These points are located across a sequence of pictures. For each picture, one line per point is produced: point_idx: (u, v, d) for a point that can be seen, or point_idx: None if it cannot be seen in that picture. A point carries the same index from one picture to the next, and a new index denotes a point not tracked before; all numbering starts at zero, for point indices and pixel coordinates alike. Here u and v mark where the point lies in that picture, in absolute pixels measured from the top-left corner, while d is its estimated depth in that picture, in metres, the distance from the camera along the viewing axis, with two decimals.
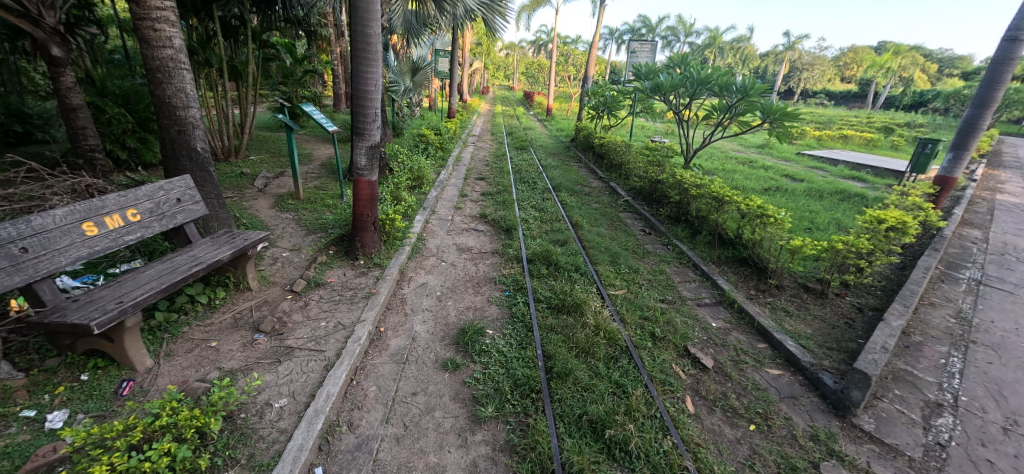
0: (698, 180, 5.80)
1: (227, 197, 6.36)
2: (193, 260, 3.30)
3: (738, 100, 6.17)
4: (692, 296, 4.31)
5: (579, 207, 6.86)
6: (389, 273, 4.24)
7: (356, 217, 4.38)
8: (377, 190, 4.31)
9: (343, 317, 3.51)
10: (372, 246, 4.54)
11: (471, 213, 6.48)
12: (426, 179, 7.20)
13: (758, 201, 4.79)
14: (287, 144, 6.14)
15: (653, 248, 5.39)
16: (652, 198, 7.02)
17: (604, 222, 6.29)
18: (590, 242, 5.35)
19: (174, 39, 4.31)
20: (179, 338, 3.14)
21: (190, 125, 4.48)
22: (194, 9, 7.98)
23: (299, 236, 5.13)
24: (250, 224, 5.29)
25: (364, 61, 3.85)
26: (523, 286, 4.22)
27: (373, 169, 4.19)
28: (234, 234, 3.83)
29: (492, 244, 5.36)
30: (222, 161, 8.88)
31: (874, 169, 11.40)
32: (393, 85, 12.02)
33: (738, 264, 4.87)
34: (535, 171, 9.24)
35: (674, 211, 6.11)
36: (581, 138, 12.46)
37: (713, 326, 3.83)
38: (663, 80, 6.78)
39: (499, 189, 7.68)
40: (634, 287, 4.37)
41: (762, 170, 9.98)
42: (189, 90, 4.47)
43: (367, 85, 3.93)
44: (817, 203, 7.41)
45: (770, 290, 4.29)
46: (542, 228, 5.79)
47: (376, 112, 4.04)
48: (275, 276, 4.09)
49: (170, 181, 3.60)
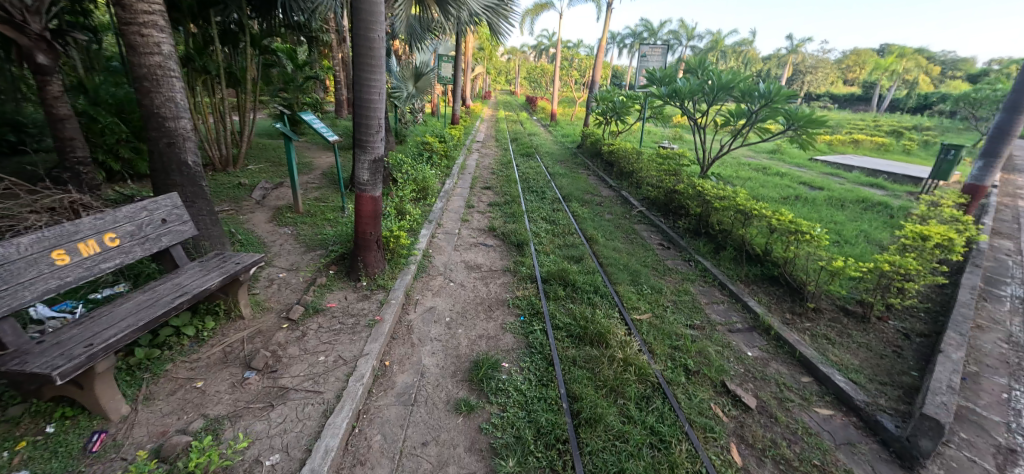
0: (720, 192, 5.47)
1: (223, 211, 6.06)
2: (177, 289, 2.98)
3: (761, 106, 5.84)
4: (722, 321, 3.97)
5: (592, 219, 6.54)
6: (393, 297, 3.91)
7: (357, 235, 4.05)
8: (380, 206, 4.00)
9: (343, 350, 3.18)
10: (376, 265, 4.21)
11: (478, 226, 6.16)
12: (430, 190, 6.89)
13: (790, 216, 4.45)
14: (285, 155, 5.82)
15: (674, 265, 5.05)
16: (668, 209, 6.70)
17: (619, 235, 5.96)
18: (607, 259, 5.02)
19: (163, 45, 4.02)
20: (161, 379, 2.83)
21: (180, 136, 4.18)
22: (191, 14, 7.69)
23: (297, 254, 4.81)
24: (245, 241, 4.98)
25: (367, 67, 3.53)
26: (540, 311, 3.89)
27: (376, 184, 3.87)
28: (225, 257, 3.52)
29: (503, 260, 5.04)
30: (220, 171, 8.61)
31: (890, 175, 11.05)
32: (393, 92, 11.93)
33: (768, 284, 4.53)
34: (543, 179, 8.92)
35: (695, 224, 5.79)
36: (588, 144, 12.16)
37: (749, 356, 3.49)
38: (680, 86, 6.47)
39: (507, 199, 7.37)
40: (659, 310, 4.04)
41: (778, 177, 9.64)
42: (179, 100, 4.17)
43: (370, 92, 3.60)
44: (841, 212, 7.06)
45: (807, 314, 3.95)
46: (555, 243, 5.47)
47: (379, 122, 3.72)
48: (270, 301, 3.77)
49: (154, 200, 3.29)
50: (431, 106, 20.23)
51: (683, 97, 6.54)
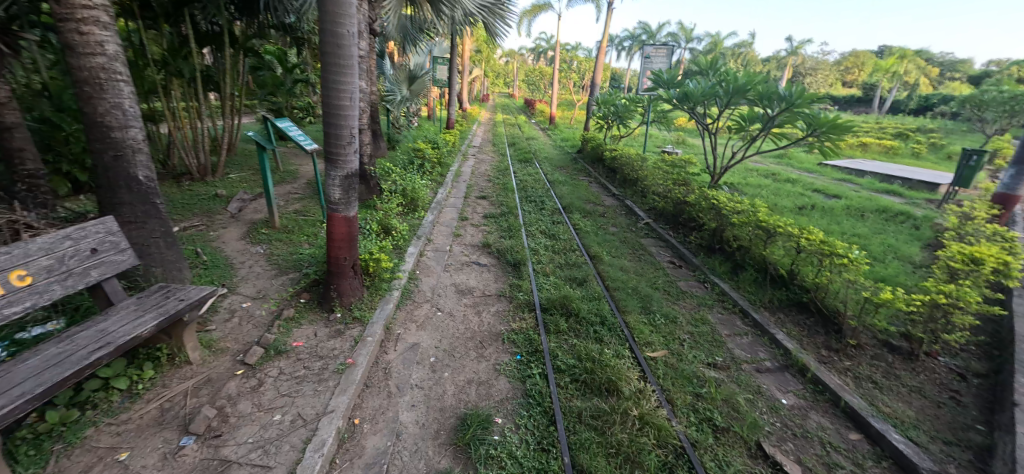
0: (738, 206, 4.97)
1: (192, 226, 5.54)
2: (100, 338, 2.46)
3: (781, 110, 5.31)
4: (749, 358, 3.46)
5: (595, 233, 6.02)
6: (370, 334, 3.38)
7: (330, 261, 3.54)
8: (355, 228, 3.48)
9: (304, 407, 2.66)
10: (352, 294, 3.70)
11: (472, 242, 5.65)
12: (420, 202, 6.37)
13: (821, 236, 3.96)
14: (259, 167, 5.28)
15: (688, 288, 4.54)
16: (677, 221, 6.21)
17: (626, 252, 5.44)
18: (615, 281, 4.51)
19: (107, 44, 3.50)
20: (76, 450, 2.31)
21: (130, 148, 3.66)
22: (165, 14, 7.19)
23: (266, 278, 4.29)
24: (210, 264, 4.46)
25: (335, 68, 3.00)
26: (539, 348, 3.38)
27: (350, 202, 3.36)
28: (170, 291, 3.00)
29: (497, 283, 4.52)
30: (198, 180, 8.10)
31: (904, 181, 10.57)
32: (388, 95, 11.52)
33: (797, 311, 4.03)
34: (543, 188, 8.41)
35: (708, 239, 5.29)
36: (589, 150, 11.66)
37: (785, 405, 2.97)
38: (692, 88, 5.94)
39: (503, 210, 6.85)
40: (675, 346, 3.52)
41: (789, 184, 9.16)
42: (128, 106, 3.66)
43: (340, 98, 3.07)
44: (862, 224, 6.56)
45: (847, 351, 3.46)
46: (555, 262, 4.95)
47: (352, 132, 3.20)
48: (226, 341, 3.25)
49: (81, 227, 2.78)
50: (428, 110, 19.69)
51: (695, 101, 6.00)
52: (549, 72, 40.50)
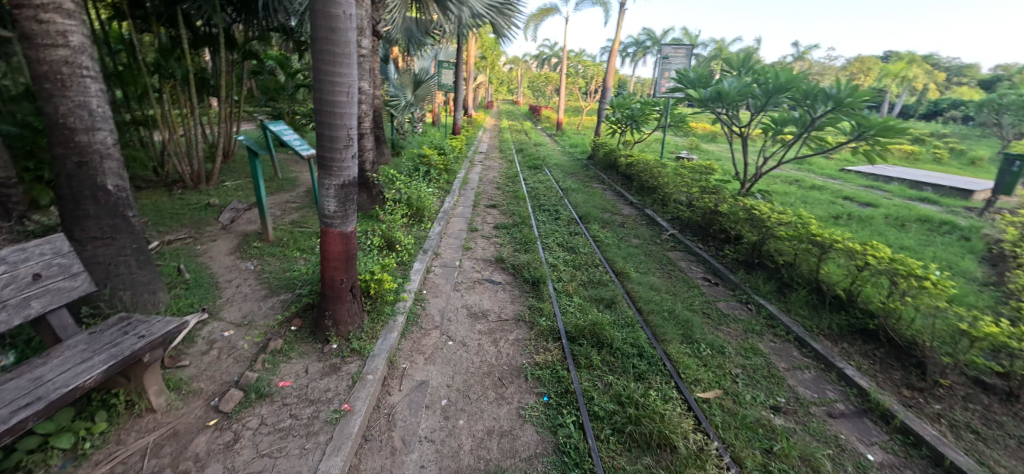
0: (784, 217, 4.45)
1: (178, 239, 5.07)
2: (29, 392, 1.94)
3: (825, 111, 4.79)
4: (817, 400, 2.93)
5: (618, 246, 5.50)
6: (370, 371, 2.87)
7: (324, 283, 3.04)
8: (353, 245, 2.99)
9: (286, 472, 2.15)
10: (350, 322, 3.19)
11: (483, 256, 5.14)
12: (426, 211, 5.89)
13: (890, 253, 3.44)
14: (250, 174, 4.79)
15: (731, 311, 4.01)
16: (707, 232, 5.69)
17: (654, 269, 4.92)
18: (648, 303, 3.99)
19: (71, 35, 3.02)
20: None
21: (97, 154, 3.18)
22: (156, 13, 6.79)
23: (253, 301, 3.79)
24: (192, 284, 3.98)
25: (329, 57, 2.51)
26: (570, 387, 2.86)
27: (347, 216, 2.86)
28: (130, 324, 2.50)
29: (515, 305, 4.01)
30: (190, 188, 7.63)
31: (935, 187, 10.00)
32: (392, 100, 11.15)
33: (861, 340, 3.50)
34: (556, 196, 7.91)
35: (747, 254, 4.76)
36: (601, 156, 11.18)
37: (874, 464, 2.44)
38: (725, 87, 5.37)
39: (516, 220, 6.35)
40: (728, 384, 3.00)
41: (816, 191, 8.62)
42: (96, 106, 3.19)
43: (335, 94, 2.58)
44: (907, 235, 6.02)
45: (934, 391, 2.93)
46: (578, 280, 4.42)
47: (349, 134, 2.69)
48: (200, 381, 2.75)
49: (21, 248, 2.29)
50: (432, 116, 19.30)
51: (729, 101, 5.43)
52: (553, 79, 40.26)
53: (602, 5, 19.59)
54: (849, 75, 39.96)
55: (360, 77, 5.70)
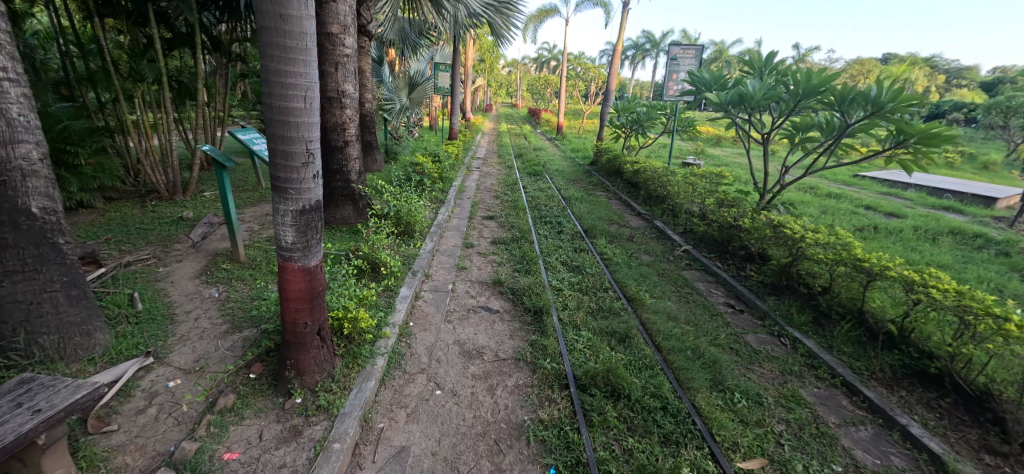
0: (820, 236, 3.93)
1: (138, 260, 4.53)
2: None
3: (861, 116, 4.19)
4: (882, 468, 2.41)
5: (628, 265, 4.98)
6: (339, 436, 2.35)
7: (285, 327, 2.53)
8: (319, 282, 2.47)
9: None
10: (317, 371, 2.67)
11: (479, 278, 4.62)
12: (418, 226, 5.39)
13: (955, 284, 2.94)
14: (218, 188, 4.27)
15: (763, 347, 3.49)
16: (725, 249, 5.18)
17: (670, 292, 4.40)
18: (668, 338, 3.47)
19: None
20: None
21: (19, 171, 2.62)
22: (127, 11, 6.28)
23: (211, 339, 3.26)
24: (142, 318, 3.46)
25: (280, 50, 1.97)
26: (582, 455, 2.34)
27: (310, 247, 2.35)
28: (27, 393, 1.99)
29: (514, 341, 3.48)
30: (166, 199, 7.09)
31: (955, 194, 9.46)
32: (386, 104, 10.67)
33: (920, 385, 2.99)
34: (558, 206, 7.40)
35: (773, 276, 4.25)
36: (604, 162, 10.69)
37: None
38: (748, 89, 4.83)
39: (516, 234, 5.84)
40: (773, 448, 2.48)
41: (834, 200, 8.12)
42: (18, 115, 2.64)
43: (290, 97, 2.05)
44: (940, 251, 5.52)
45: (1022, 458, 2.42)
46: (586, 309, 3.91)
47: (310, 147, 2.17)
48: (126, 454, 2.23)
49: None
50: (429, 119, 18.81)
51: (751, 106, 4.89)
52: (552, 82, 39.77)
53: (602, 5, 19.15)
54: (850, 78, 39.57)
55: (344, 79, 5.20)
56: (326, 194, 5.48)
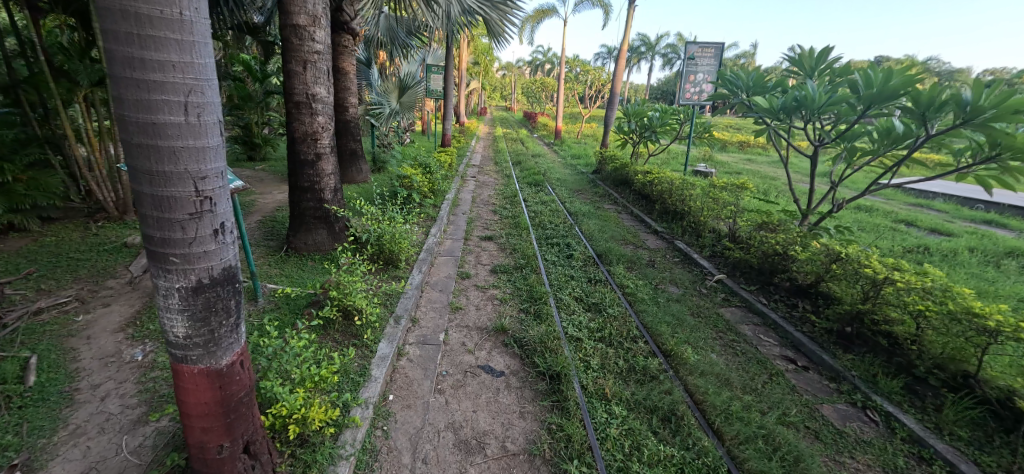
0: (907, 276, 3.14)
1: (53, 305, 3.64)
2: None
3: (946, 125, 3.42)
4: None
5: (656, 302, 4.16)
6: None
7: (190, 451, 1.66)
8: (237, 383, 1.64)
9: None
10: None
11: (478, 323, 3.77)
12: (403, 254, 4.54)
13: None
14: None
15: (849, 427, 2.67)
16: (767, 281, 4.39)
17: (712, 342, 3.57)
18: (728, 419, 2.64)
19: None
20: None
21: None
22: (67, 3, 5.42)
23: (115, 433, 2.40)
24: (29, 399, 2.57)
25: (132, 22, 1.12)
26: None
27: (217, 339, 1.50)
28: None
29: (525, 424, 2.64)
30: (115, 219, 6.17)
31: (989, 205, 8.74)
32: (373, 108, 9.84)
33: None
34: (564, 223, 6.59)
35: (840, 321, 3.44)
36: (610, 171, 9.91)
37: None
38: (808, 92, 4.04)
39: (519, 261, 5.01)
40: None
41: (866, 214, 7.38)
42: None
43: (159, 106, 1.20)
44: (1010, 278, 4.75)
45: None
46: (614, 371, 3.08)
47: (204, 186, 1.31)
48: None
49: None
50: (422, 124, 17.97)
51: (811, 112, 4.12)
52: (549, 85, 39.02)
53: (602, 6, 18.47)
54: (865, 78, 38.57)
55: (314, 80, 4.34)
56: (295, 217, 4.62)
